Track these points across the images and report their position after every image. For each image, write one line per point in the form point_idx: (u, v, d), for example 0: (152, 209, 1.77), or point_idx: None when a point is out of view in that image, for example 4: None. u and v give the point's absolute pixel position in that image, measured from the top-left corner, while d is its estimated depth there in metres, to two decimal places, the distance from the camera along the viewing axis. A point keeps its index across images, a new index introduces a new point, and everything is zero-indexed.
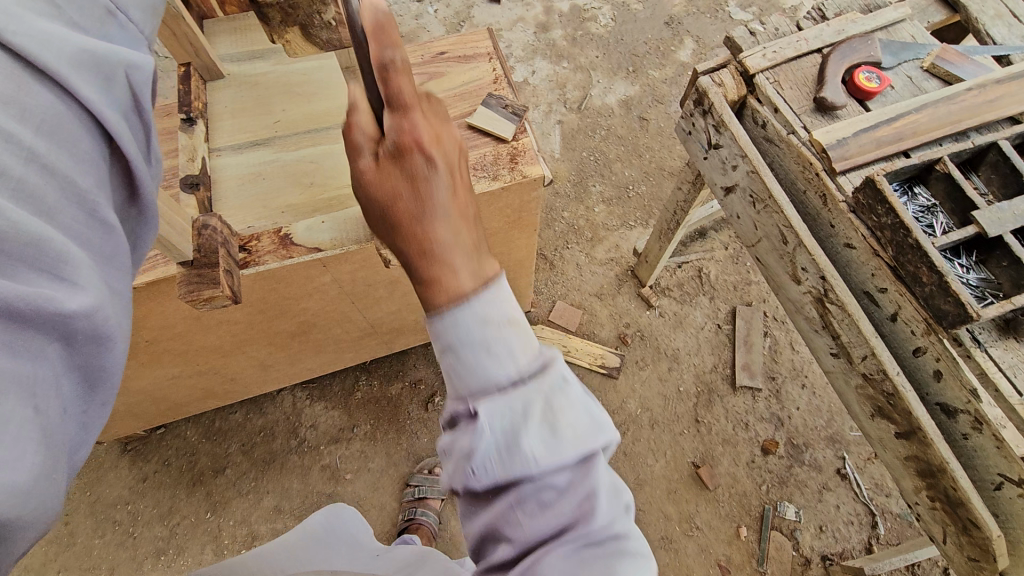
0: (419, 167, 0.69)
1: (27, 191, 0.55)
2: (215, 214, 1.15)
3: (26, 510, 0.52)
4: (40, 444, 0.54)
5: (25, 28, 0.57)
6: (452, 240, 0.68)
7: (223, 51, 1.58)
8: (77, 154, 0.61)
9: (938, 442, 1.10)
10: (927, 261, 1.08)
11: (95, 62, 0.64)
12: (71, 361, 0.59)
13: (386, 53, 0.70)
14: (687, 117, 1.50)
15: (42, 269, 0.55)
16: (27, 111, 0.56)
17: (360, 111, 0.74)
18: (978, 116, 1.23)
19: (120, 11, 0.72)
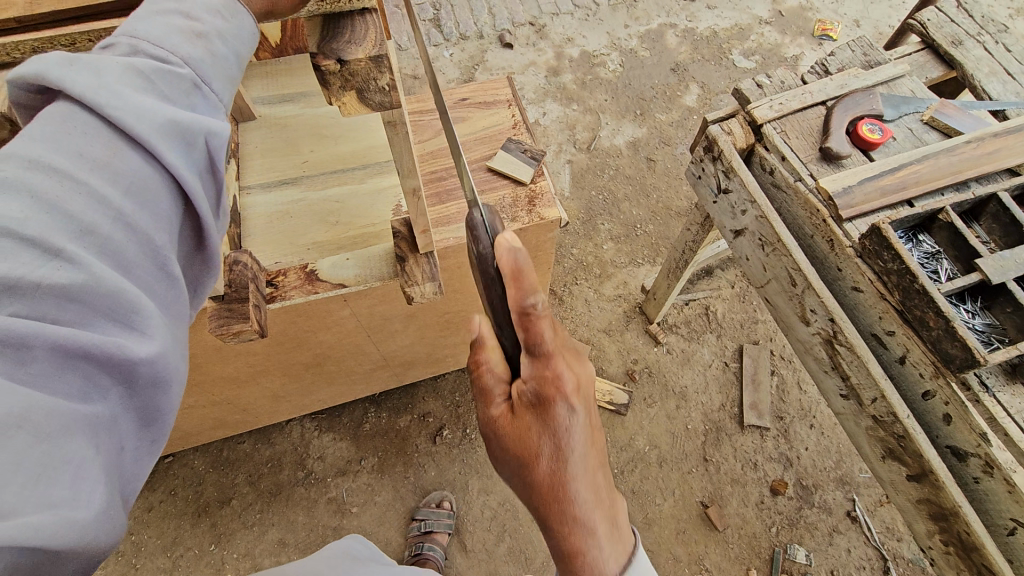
0: (563, 418, 0.76)
1: (111, 249, 0.60)
2: (245, 249, 1.20)
3: (87, 544, 0.55)
4: (102, 481, 0.57)
5: (124, 103, 0.64)
6: (592, 501, 0.78)
7: (255, 93, 1.67)
8: (155, 212, 0.65)
9: (950, 485, 1.11)
10: (933, 306, 1.12)
11: (184, 130, 0.69)
12: (133, 404, 0.62)
13: (526, 300, 0.77)
14: (697, 162, 1.56)
15: (113, 319, 0.59)
16: (117, 176, 0.62)
17: (489, 351, 0.85)
18: (978, 168, 1.29)
19: (206, 83, 0.75)
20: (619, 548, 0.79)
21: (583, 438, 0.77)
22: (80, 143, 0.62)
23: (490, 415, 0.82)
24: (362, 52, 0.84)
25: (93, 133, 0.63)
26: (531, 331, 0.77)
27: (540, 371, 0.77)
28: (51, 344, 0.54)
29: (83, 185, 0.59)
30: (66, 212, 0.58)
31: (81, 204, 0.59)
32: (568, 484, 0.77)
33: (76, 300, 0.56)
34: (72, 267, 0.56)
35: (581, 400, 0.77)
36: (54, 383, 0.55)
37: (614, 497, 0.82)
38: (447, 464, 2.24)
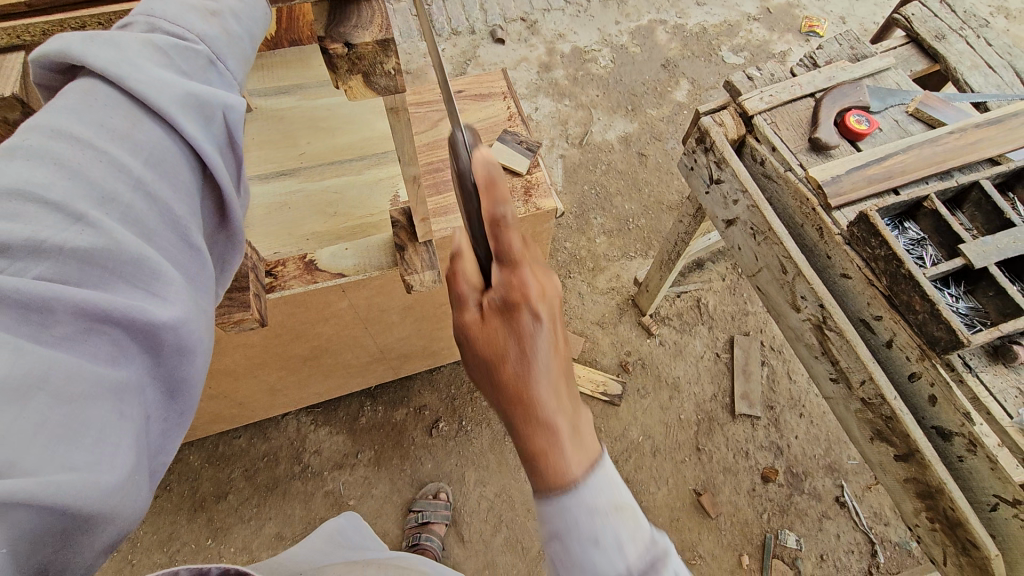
0: (527, 325, 0.76)
1: (132, 216, 0.61)
2: (245, 239, 1.21)
3: (112, 505, 0.56)
4: (129, 446, 0.58)
5: (143, 75, 0.65)
6: (554, 407, 0.75)
7: (250, 87, 1.68)
8: (174, 183, 0.66)
9: (936, 464, 1.15)
10: (919, 290, 1.15)
11: (198, 103, 0.71)
12: (157, 371, 0.63)
13: (498, 210, 0.76)
14: (690, 154, 1.59)
15: (137, 285, 0.60)
16: (137, 145, 0.64)
17: (464, 260, 0.83)
18: (961, 156, 1.33)
19: (220, 60, 0.77)
20: (581, 451, 0.74)
21: (548, 339, 0.76)
22: (101, 114, 0.63)
23: (463, 321, 0.80)
24: (370, 37, 0.85)
25: (115, 104, 0.64)
26: (499, 240, 0.77)
27: (507, 278, 0.78)
28: (75, 307, 0.55)
29: (104, 153, 0.60)
30: (88, 177, 0.58)
31: (103, 171, 0.60)
32: (532, 388, 0.75)
33: (100, 264, 0.57)
34: (95, 232, 0.57)
35: (546, 309, 0.77)
36: (79, 347, 0.55)
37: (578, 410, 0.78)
38: (443, 456, 2.26)
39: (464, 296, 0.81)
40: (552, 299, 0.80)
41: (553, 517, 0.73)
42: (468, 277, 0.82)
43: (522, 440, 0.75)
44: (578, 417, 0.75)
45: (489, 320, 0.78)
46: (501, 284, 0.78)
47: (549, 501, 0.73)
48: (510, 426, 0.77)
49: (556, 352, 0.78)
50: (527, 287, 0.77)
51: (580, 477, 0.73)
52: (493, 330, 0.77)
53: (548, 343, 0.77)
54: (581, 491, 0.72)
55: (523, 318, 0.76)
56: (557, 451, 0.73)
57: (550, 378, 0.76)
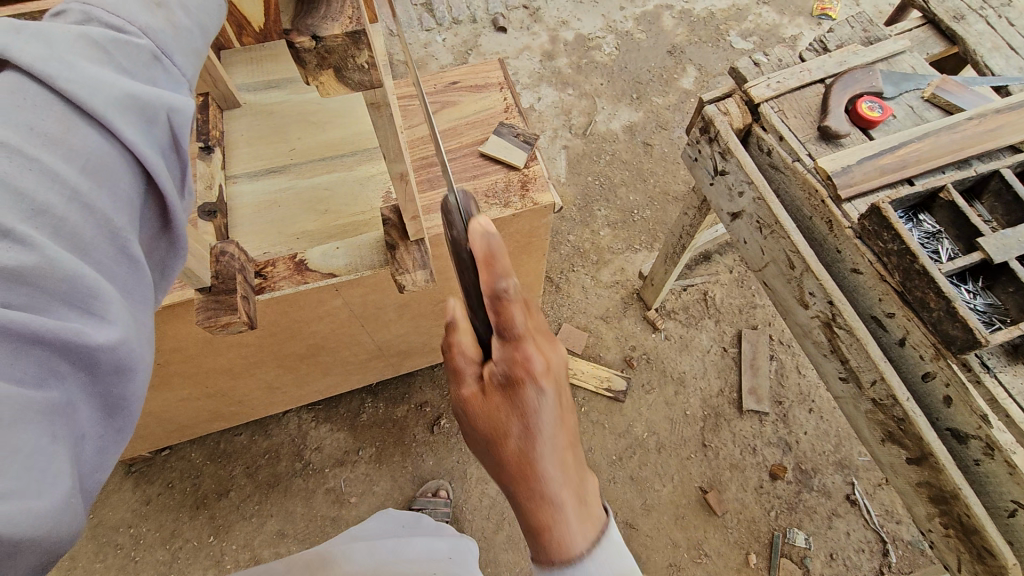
0: (530, 402, 0.74)
1: (65, 230, 0.59)
2: (232, 239, 1.17)
3: (47, 532, 0.55)
4: (66, 471, 0.58)
5: (76, 75, 0.63)
6: (561, 479, 0.76)
7: (240, 81, 1.64)
8: (114, 192, 0.65)
9: (950, 468, 1.10)
10: (934, 287, 1.10)
11: (141, 105, 0.69)
12: (94, 391, 0.62)
13: (499, 284, 0.76)
14: (693, 144, 1.53)
15: (70, 303, 0.59)
16: (72, 152, 0.62)
17: (461, 333, 0.80)
18: (979, 144, 1.26)
19: (166, 56, 0.75)
20: (588, 525, 0.79)
21: (552, 418, 0.75)
22: (30, 117, 0.60)
23: (462, 396, 0.78)
24: (338, 28, 0.80)
25: (43, 106, 0.61)
26: (500, 315, 0.75)
27: (509, 355, 0.75)
28: (8, 331, 0.53)
29: (33, 160, 0.58)
30: (17, 191, 0.56)
31: (33, 181, 0.57)
32: (535, 464, 0.75)
33: (29, 282, 0.55)
34: (23, 248, 0.55)
35: (552, 386, 0.75)
36: (7, 369, 0.54)
37: (586, 477, 0.81)
38: (445, 453, 2.24)
39: (462, 368, 0.79)
40: (557, 370, 0.78)
41: (450, 260, 0.68)
42: (465, 351, 0.79)
43: (524, 514, 0.77)
44: None
45: (490, 394, 0.77)
46: (505, 359, 0.76)
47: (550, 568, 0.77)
48: (511, 494, 0.78)
49: (561, 425, 0.77)
50: (532, 361, 0.74)
51: (586, 550, 0.77)
52: (496, 409, 0.76)
53: (552, 417, 0.75)
54: (588, 566, 0.77)
55: (527, 390, 0.74)
56: (563, 522, 0.77)
57: (556, 452, 0.76)
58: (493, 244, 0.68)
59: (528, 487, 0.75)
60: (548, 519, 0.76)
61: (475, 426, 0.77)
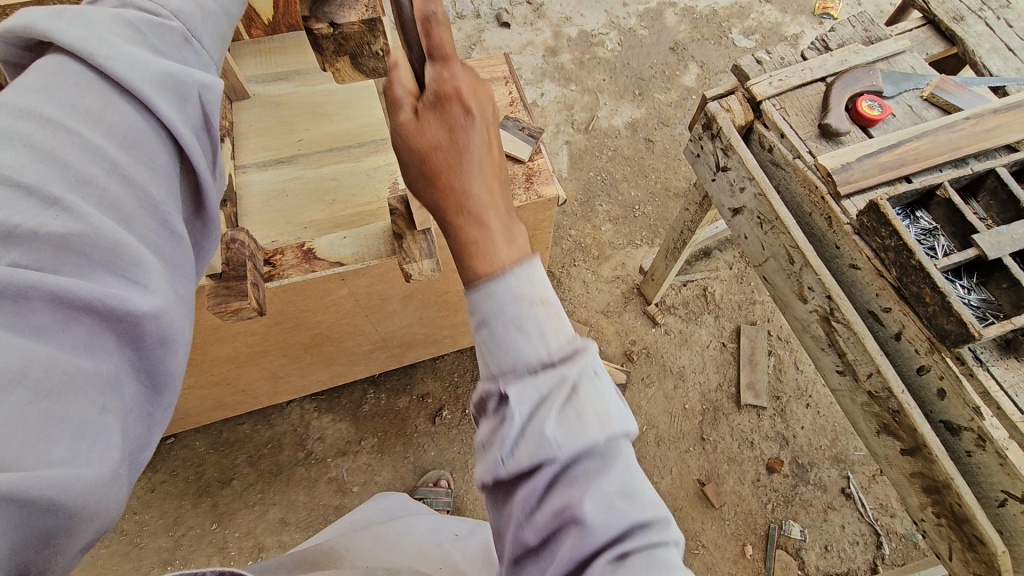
0: (459, 119, 0.71)
1: (109, 201, 0.62)
2: (242, 229, 1.19)
3: (96, 497, 0.58)
4: (115, 432, 0.61)
5: (116, 53, 0.66)
6: (485, 200, 0.69)
7: (249, 73, 1.65)
8: (151, 168, 0.67)
9: (943, 459, 1.12)
10: (929, 282, 1.12)
11: (175, 84, 0.71)
12: (138, 362, 0.64)
13: (429, 5, 0.73)
14: (696, 140, 1.56)
15: (114, 272, 0.61)
16: (113, 129, 0.64)
17: (398, 66, 0.74)
18: (976, 143, 1.28)
19: (196, 39, 0.78)
20: (513, 245, 0.67)
21: (483, 140, 0.71)
22: (74, 96, 0.63)
23: (397, 120, 0.72)
24: (355, 16, 0.83)
25: (86, 85, 0.64)
26: (432, 36, 0.73)
27: (439, 71, 0.72)
28: (55, 296, 0.56)
29: (77, 136, 0.61)
30: (64, 164, 0.59)
31: (78, 156, 0.60)
32: (470, 193, 0.69)
33: (76, 250, 0.58)
34: (69, 217, 0.58)
35: (480, 103, 0.72)
36: (57, 334, 0.57)
37: (511, 215, 0.71)
38: (447, 444, 2.26)
39: (400, 155, 0.71)
40: (487, 98, 0.74)
41: (478, 304, 0.64)
42: (399, 80, 0.73)
43: (451, 229, 0.68)
44: (528, 329, 0.62)
45: (422, 112, 0.71)
46: (430, 73, 0.72)
47: (472, 285, 0.65)
48: (434, 215, 0.70)
49: (491, 154, 0.73)
50: (457, 79, 0.72)
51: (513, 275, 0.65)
52: (424, 124, 0.70)
53: (478, 143, 0.71)
54: (510, 282, 0.64)
55: (451, 181, 0.69)
56: (487, 236, 0.67)
57: (479, 166, 0.70)
58: (522, 283, 0.64)
59: (453, 203, 0.69)
60: (459, 218, 0.69)
61: (403, 158, 0.71)
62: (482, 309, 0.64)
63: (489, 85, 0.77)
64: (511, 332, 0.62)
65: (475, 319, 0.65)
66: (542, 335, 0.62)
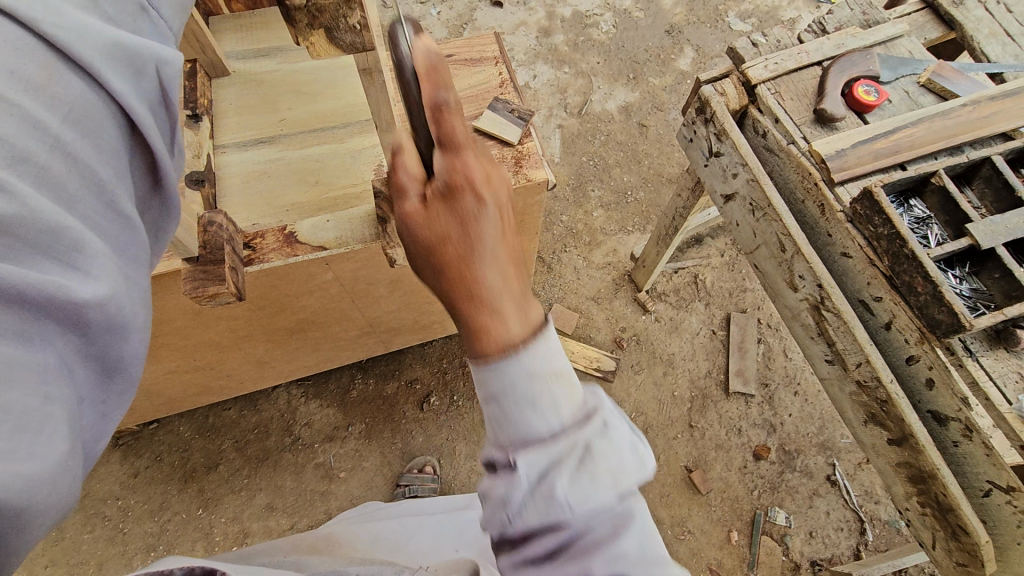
0: (470, 209, 0.74)
1: (51, 180, 0.59)
2: (220, 210, 1.15)
3: (42, 499, 0.55)
4: (63, 428, 0.59)
5: (63, 19, 0.60)
6: (500, 286, 0.72)
7: (229, 48, 1.60)
8: (99, 145, 0.64)
9: (930, 449, 1.12)
10: (922, 271, 1.11)
11: (128, 54, 0.67)
12: (87, 349, 0.63)
13: (440, 94, 0.77)
14: (689, 125, 1.52)
15: (55, 258, 0.58)
16: (57, 100, 0.60)
17: (406, 153, 0.81)
18: (972, 130, 1.26)
19: (152, 8, 0.74)
20: (524, 317, 0.70)
21: (495, 224, 0.74)
22: (12, 60, 0.57)
23: (404, 210, 0.77)
24: None
25: (26, 50, 0.58)
26: (442, 124, 0.77)
27: (450, 163, 0.76)
28: None
29: (16, 106, 0.56)
30: (1, 137, 0.54)
31: (16, 127, 0.56)
32: (474, 266, 0.72)
33: (11, 233, 0.54)
34: (5, 197, 0.53)
35: (491, 195, 0.76)
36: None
37: (526, 293, 0.73)
38: (435, 430, 2.25)
39: (406, 186, 0.78)
40: (499, 184, 0.78)
41: (487, 381, 0.68)
42: (408, 168, 0.80)
43: (464, 319, 0.71)
44: (541, 402, 0.66)
45: (432, 203, 0.75)
46: (442, 164, 0.76)
47: (486, 367, 0.68)
48: (450, 306, 0.73)
49: (502, 242, 0.75)
50: (470, 170, 0.75)
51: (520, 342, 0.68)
52: (437, 217, 0.75)
53: (495, 225, 0.74)
54: (521, 358, 0.67)
55: (467, 198, 0.74)
56: (503, 324, 0.69)
57: (495, 258, 0.73)
58: (535, 358, 0.67)
59: (463, 289, 0.71)
60: (478, 313, 0.70)
61: (412, 229, 0.75)
62: (491, 386, 0.68)
63: (500, 162, 0.81)
64: (523, 408, 0.67)
65: (483, 394, 0.69)
66: (555, 406, 0.67)
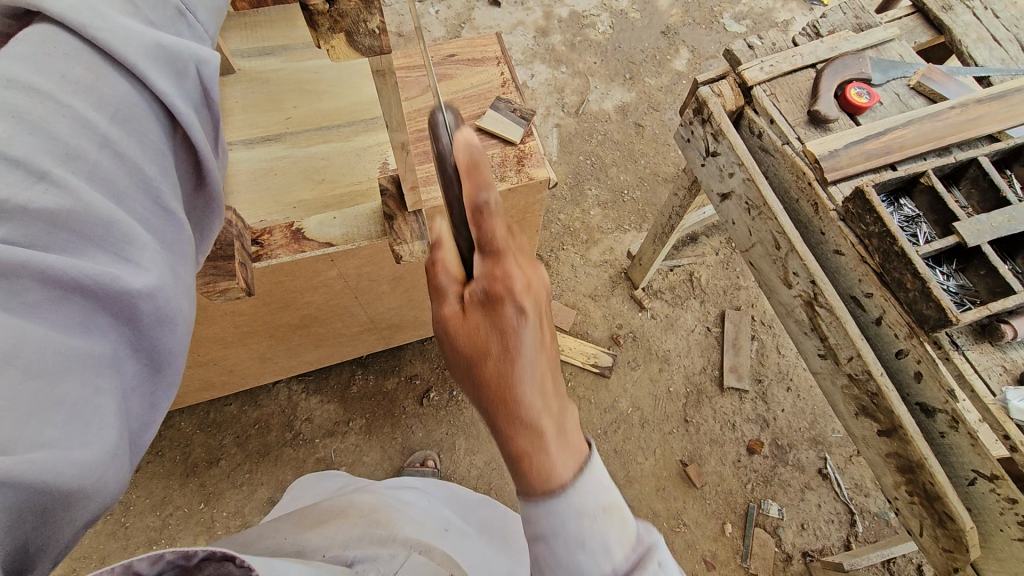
0: (511, 321, 0.76)
1: (102, 176, 0.61)
2: (230, 207, 1.17)
3: (95, 478, 0.58)
4: (112, 414, 0.61)
5: (109, 24, 0.64)
6: (540, 408, 0.75)
7: (234, 47, 1.61)
8: (143, 142, 0.67)
9: (917, 439, 1.16)
10: (911, 268, 1.15)
11: (168, 56, 0.70)
12: (135, 342, 0.65)
13: None
14: (687, 125, 1.56)
15: (108, 250, 0.61)
16: (106, 100, 0.63)
17: None
18: (960, 132, 1.31)
19: (190, 12, 0.77)
20: None
21: (532, 341, 0.77)
22: (63, 65, 0.60)
23: None
24: None
25: (75, 54, 0.62)
26: None
27: None
28: (45, 275, 0.55)
29: (69, 107, 0.59)
30: (54, 134, 0.57)
31: (69, 127, 0.58)
32: (516, 389, 0.75)
33: (68, 227, 0.57)
34: (61, 191, 0.56)
35: (530, 303, 0.77)
36: (49, 316, 0.56)
37: (567, 407, 0.79)
38: (434, 425, 2.28)
39: (444, 286, 0.81)
40: None
41: None
42: (447, 267, 0.82)
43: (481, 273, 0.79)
44: None
45: None
46: None
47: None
48: (489, 420, 0.77)
49: (540, 349, 0.78)
50: None
51: None
52: (475, 327, 0.78)
53: (534, 339, 0.77)
54: None
55: (506, 309, 0.76)
56: (543, 450, 0.74)
57: (536, 379, 0.76)
58: None
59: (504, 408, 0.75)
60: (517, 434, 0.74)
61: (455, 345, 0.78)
62: None
63: (535, 263, 0.83)
64: None
65: None
66: None
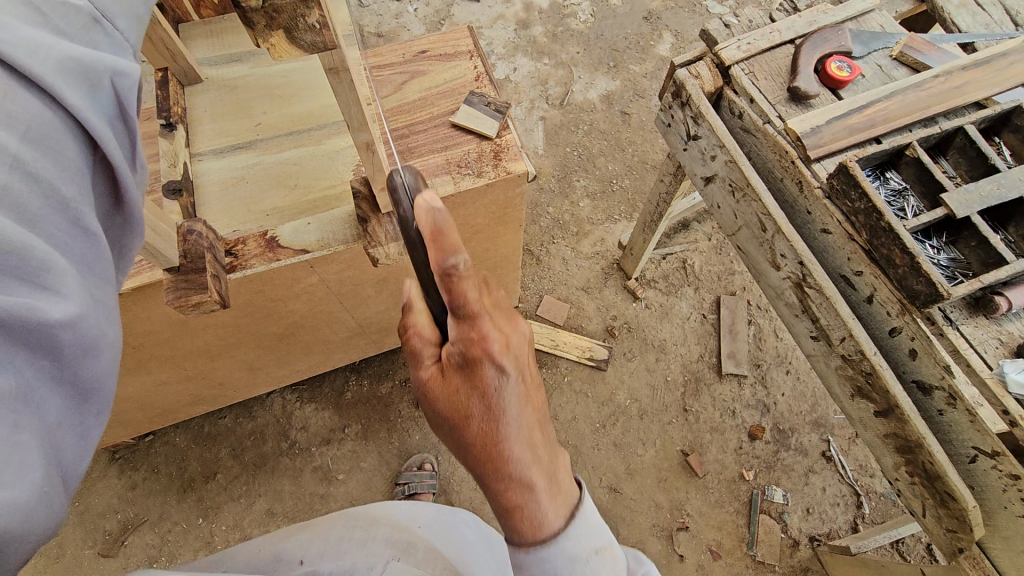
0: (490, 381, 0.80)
1: (10, 200, 0.59)
2: (199, 218, 1.14)
3: (15, 523, 0.55)
4: (36, 451, 0.59)
5: (11, 35, 0.60)
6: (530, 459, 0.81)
7: (200, 55, 1.58)
8: (60, 161, 0.64)
9: (915, 419, 1.13)
10: (899, 243, 1.11)
11: (83, 69, 0.67)
12: (60, 372, 0.63)
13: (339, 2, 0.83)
14: (666, 110, 1.53)
15: (23, 278, 0.59)
16: (13, 119, 0.60)
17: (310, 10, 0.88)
18: (944, 102, 1.27)
19: (105, 18, 0.73)
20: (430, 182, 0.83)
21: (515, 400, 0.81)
22: None
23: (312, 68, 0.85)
24: None
25: None
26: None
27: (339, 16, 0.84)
28: None
29: None
30: None
31: None
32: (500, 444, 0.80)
33: None
34: None
35: (508, 360, 0.80)
36: None
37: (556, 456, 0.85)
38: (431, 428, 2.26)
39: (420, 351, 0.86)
40: None
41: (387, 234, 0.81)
42: (421, 331, 0.87)
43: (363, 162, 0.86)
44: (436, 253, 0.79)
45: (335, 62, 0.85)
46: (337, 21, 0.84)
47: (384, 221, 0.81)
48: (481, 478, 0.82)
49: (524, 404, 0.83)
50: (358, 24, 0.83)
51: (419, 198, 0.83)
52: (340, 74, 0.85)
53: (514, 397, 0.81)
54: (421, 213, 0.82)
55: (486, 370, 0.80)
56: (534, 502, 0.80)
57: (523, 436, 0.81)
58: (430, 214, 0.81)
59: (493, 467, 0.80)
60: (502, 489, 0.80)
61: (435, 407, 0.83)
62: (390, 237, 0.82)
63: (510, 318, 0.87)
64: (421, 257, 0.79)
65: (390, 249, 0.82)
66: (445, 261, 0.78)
